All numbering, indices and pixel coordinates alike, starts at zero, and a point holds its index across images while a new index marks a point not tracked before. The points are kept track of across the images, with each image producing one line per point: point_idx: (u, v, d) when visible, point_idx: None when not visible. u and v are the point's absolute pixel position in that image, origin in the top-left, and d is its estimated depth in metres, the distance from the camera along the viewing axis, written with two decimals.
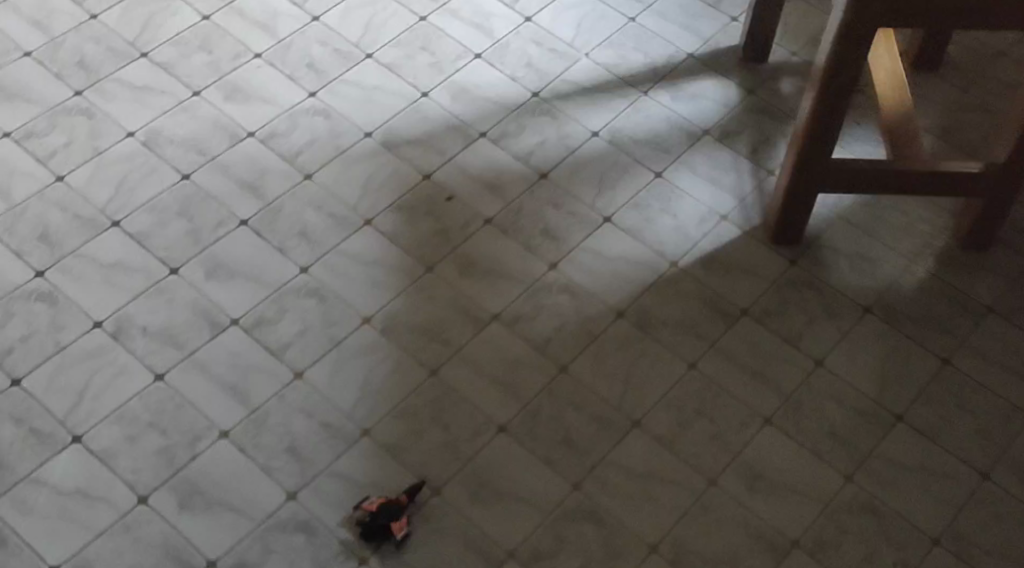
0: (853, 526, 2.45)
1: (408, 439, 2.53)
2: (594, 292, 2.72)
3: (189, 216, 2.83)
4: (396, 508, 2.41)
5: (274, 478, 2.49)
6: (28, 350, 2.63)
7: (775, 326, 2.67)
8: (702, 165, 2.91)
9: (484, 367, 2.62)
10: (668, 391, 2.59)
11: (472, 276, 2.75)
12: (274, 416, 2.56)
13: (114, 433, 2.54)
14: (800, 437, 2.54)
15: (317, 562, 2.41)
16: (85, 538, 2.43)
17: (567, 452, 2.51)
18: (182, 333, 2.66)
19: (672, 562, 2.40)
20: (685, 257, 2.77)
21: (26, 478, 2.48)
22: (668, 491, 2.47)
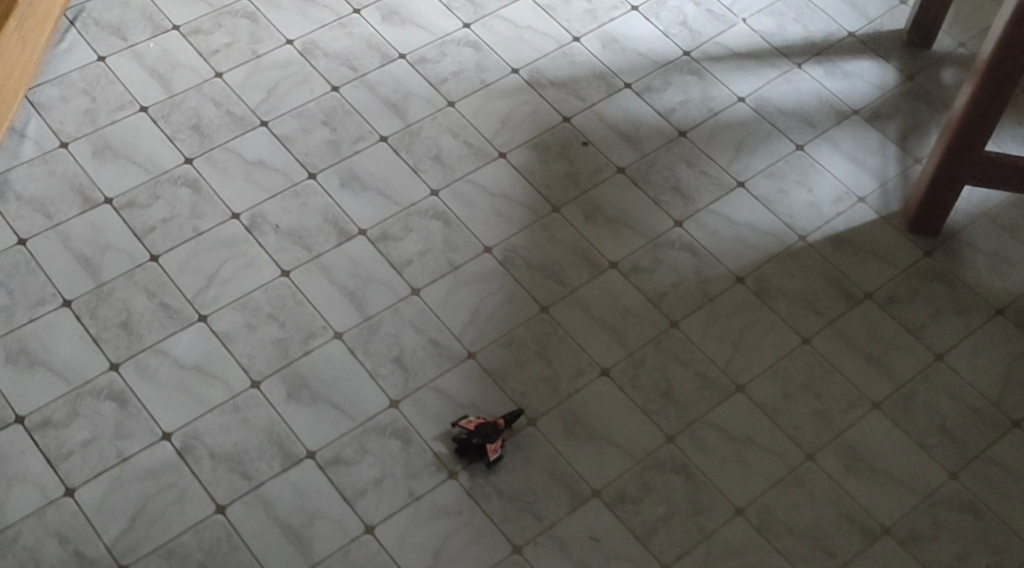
0: (950, 522, 2.37)
1: (511, 367, 2.55)
2: (716, 254, 2.71)
3: (332, 126, 2.88)
4: (491, 431, 2.39)
5: (378, 384, 2.52)
6: (168, 231, 2.71)
7: (898, 314, 2.61)
8: (846, 144, 2.87)
9: (596, 312, 2.62)
10: (777, 361, 2.54)
11: (596, 222, 2.76)
12: (386, 326, 2.60)
13: (235, 319, 2.60)
14: (908, 426, 2.46)
15: (409, 469, 2.40)
16: (198, 412, 2.45)
17: (666, 404, 2.49)
18: (311, 235, 2.73)
19: (756, 528, 2.35)
20: (815, 232, 2.73)
21: (150, 347, 2.54)
22: (764, 458, 2.42)
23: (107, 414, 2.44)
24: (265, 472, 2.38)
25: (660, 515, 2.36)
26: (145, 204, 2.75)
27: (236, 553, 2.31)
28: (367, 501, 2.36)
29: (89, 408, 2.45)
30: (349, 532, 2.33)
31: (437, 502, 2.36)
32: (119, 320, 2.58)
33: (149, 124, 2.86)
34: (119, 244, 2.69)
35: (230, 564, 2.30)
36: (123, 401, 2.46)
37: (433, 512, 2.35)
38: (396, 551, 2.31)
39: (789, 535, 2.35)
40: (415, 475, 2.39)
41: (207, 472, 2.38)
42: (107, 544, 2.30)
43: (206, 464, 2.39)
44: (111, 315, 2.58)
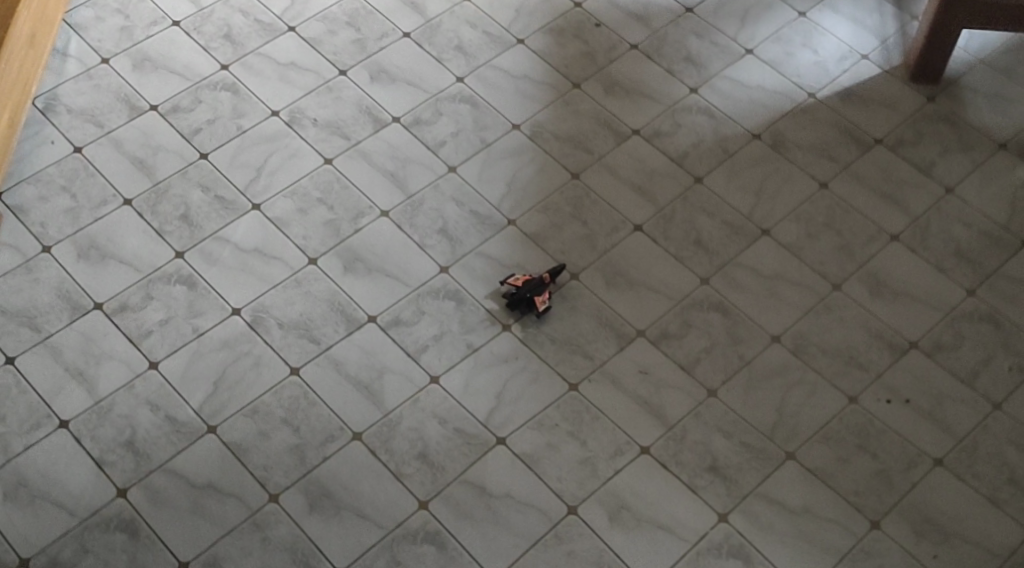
0: (972, 332, 2.54)
1: (550, 230, 2.72)
2: (732, 115, 2.87)
3: (356, 26, 3.03)
4: (538, 284, 2.55)
5: (427, 254, 2.68)
6: (214, 131, 2.87)
7: (908, 155, 2.78)
8: (846, 7, 3.04)
9: (625, 175, 2.79)
10: (798, 205, 2.72)
11: (616, 94, 2.92)
12: (429, 202, 2.76)
13: (287, 205, 2.76)
14: (925, 252, 2.64)
15: (466, 325, 2.57)
16: (262, 289, 2.63)
17: (698, 252, 2.66)
18: (349, 125, 2.88)
19: (793, 352, 2.51)
20: (824, 89, 2.90)
21: (211, 235, 2.70)
22: (794, 290, 2.59)
23: (179, 296, 2.61)
24: (333, 336, 2.56)
25: (702, 347, 2.52)
26: (188, 108, 2.90)
27: (314, 408, 2.47)
28: (430, 355, 2.53)
29: (162, 291, 2.62)
30: (417, 383, 2.49)
31: (496, 351, 2.53)
32: (179, 214, 2.74)
33: (182, 36, 3.01)
34: (169, 145, 2.84)
35: (310, 419, 2.45)
36: (192, 284, 2.63)
37: (492, 360, 2.52)
38: (461, 396, 2.47)
39: (824, 355, 2.51)
40: (472, 330, 2.56)
41: (278, 339, 2.55)
42: (194, 408, 2.47)
43: (276, 333, 2.56)
44: (170, 209, 2.74)
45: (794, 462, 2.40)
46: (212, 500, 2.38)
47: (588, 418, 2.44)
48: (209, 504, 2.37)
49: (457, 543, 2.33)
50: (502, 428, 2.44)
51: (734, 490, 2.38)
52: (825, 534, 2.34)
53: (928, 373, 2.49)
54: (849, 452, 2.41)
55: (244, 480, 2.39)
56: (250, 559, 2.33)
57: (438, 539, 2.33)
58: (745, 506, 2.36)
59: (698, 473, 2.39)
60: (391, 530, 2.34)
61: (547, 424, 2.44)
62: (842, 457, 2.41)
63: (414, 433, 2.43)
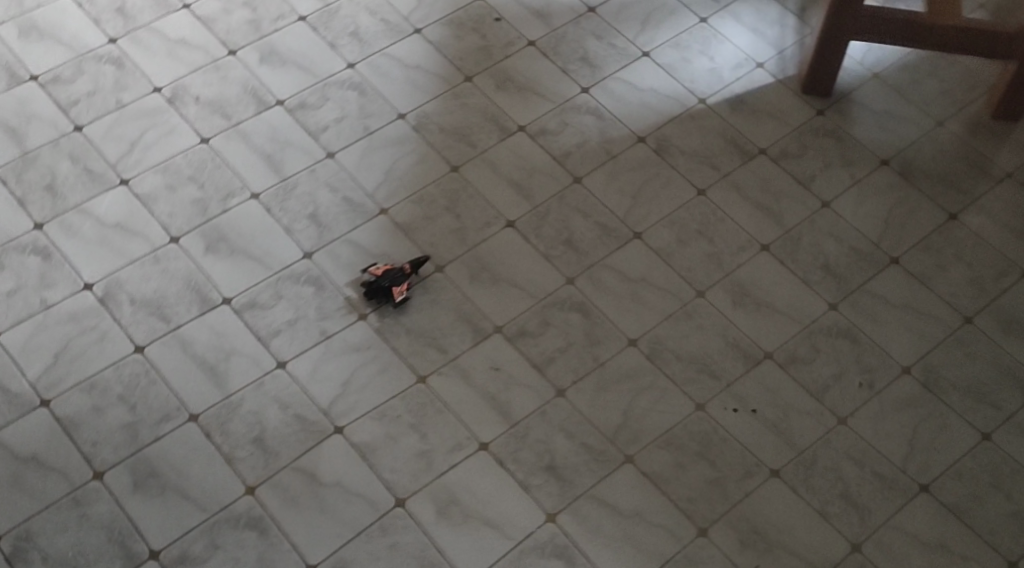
0: (829, 347, 2.51)
1: (420, 221, 2.67)
2: (620, 117, 2.83)
3: (253, 7, 2.98)
4: (398, 274, 2.51)
5: (293, 238, 2.64)
6: (92, 104, 2.83)
7: (790, 167, 2.75)
8: (748, 16, 3.00)
9: (504, 170, 2.75)
10: (674, 210, 2.68)
11: (507, 89, 2.88)
12: (302, 186, 2.72)
13: (156, 181, 2.72)
14: (794, 264, 2.60)
15: (322, 311, 2.54)
16: (119, 264, 2.60)
17: (567, 251, 2.62)
18: (231, 105, 2.84)
19: (647, 357, 2.47)
20: (715, 96, 2.87)
21: (74, 208, 2.67)
22: (657, 295, 2.55)
23: (32, 267, 2.59)
24: (184, 316, 2.53)
25: (558, 347, 2.48)
26: (69, 79, 2.86)
27: (154, 386, 2.44)
28: (281, 340, 2.50)
29: (15, 261, 2.60)
30: (264, 367, 2.46)
31: (348, 339, 2.50)
32: (44, 184, 2.71)
33: (74, 7, 2.96)
34: (44, 114, 2.81)
35: (149, 396, 2.43)
36: (47, 255, 2.61)
37: (343, 348, 2.48)
38: (308, 383, 2.44)
39: (678, 361, 2.47)
40: (327, 316, 2.53)
41: (127, 316, 2.52)
42: (32, 380, 2.44)
43: (126, 309, 2.54)
44: (36, 179, 2.72)
45: (631, 466, 2.37)
46: (35, 473, 2.34)
47: (433, 411, 2.40)
48: (32, 476, 2.34)
49: (279, 530, 2.30)
50: (344, 416, 2.40)
51: (567, 491, 2.34)
52: (650, 539, 2.31)
53: (780, 385, 2.46)
54: (687, 459, 2.38)
55: (70, 454, 2.36)
56: (66, 534, 2.30)
57: (260, 525, 2.30)
58: (575, 508, 2.33)
59: (534, 471, 2.35)
60: (214, 514, 2.31)
61: (389, 416, 2.40)
62: (680, 464, 2.37)
63: (253, 418, 2.40)
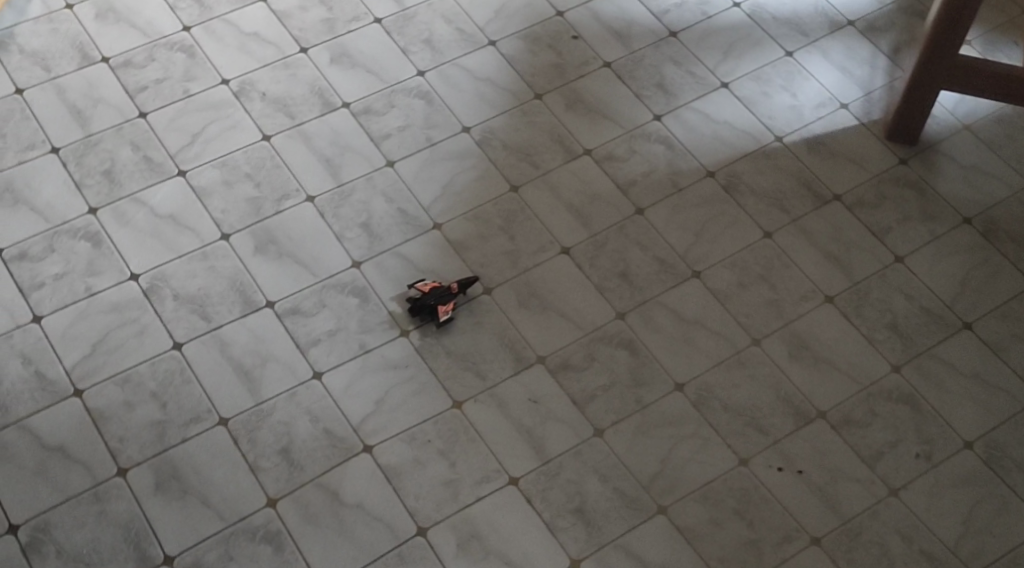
0: (887, 411, 2.41)
1: (474, 240, 2.60)
2: (692, 149, 2.74)
3: (329, 5, 2.92)
4: (445, 293, 2.46)
5: (344, 246, 2.58)
6: (158, 92, 2.79)
7: (865, 217, 2.64)
8: (837, 54, 2.89)
9: (566, 194, 2.67)
10: (737, 252, 2.59)
11: (577, 110, 2.80)
12: (358, 193, 2.66)
13: (213, 176, 2.68)
14: (858, 320, 2.51)
15: (364, 324, 2.48)
16: (166, 257, 2.55)
17: (622, 284, 2.54)
18: (296, 105, 2.79)
19: (693, 404, 2.40)
20: (793, 134, 2.77)
21: (129, 196, 2.63)
22: (710, 340, 2.48)
23: (80, 253, 2.55)
24: (225, 316, 2.48)
25: (600, 384, 2.42)
26: (140, 65, 2.82)
27: (187, 387, 2.38)
28: (320, 350, 2.44)
29: (64, 245, 2.56)
30: (299, 376, 2.41)
31: (387, 356, 2.44)
32: (102, 169, 2.67)
33: None
34: (110, 98, 2.77)
35: (181, 396, 2.37)
36: (97, 242, 2.57)
37: (381, 365, 2.43)
38: (341, 396, 2.38)
39: (724, 411, 2.40)
40: (369, 330, 2.47)
41: (169, 311, 2.48)
42: (67, 368, 2.40)
43: (168, 304, 2.49)
44: (95, 163, 2.68)
45: (664, 517, 2.30)
46: (59, 464, 2.30)
47: (464, 439, 2.34)
48: (55, 467, 2.30)
49: (295, 547, 2.25)
50: (373, 435, 2.34)
51: (594, 537, 2.28)
52: None
53: (830, 446, 2.37)
54: (724, 515, 2.30)
55: (96, 448, 2.32)
56: (83, 530, 2.25)
57: (277, 540, 2.25)
58: (600, 556, 2.26)
59: (562, 513, 2.29)
60: (232, 524, 2.26)
61: (420, 439, 2.34)
62: (716, 520, 2.30)
63: (282, 428, 2.34)
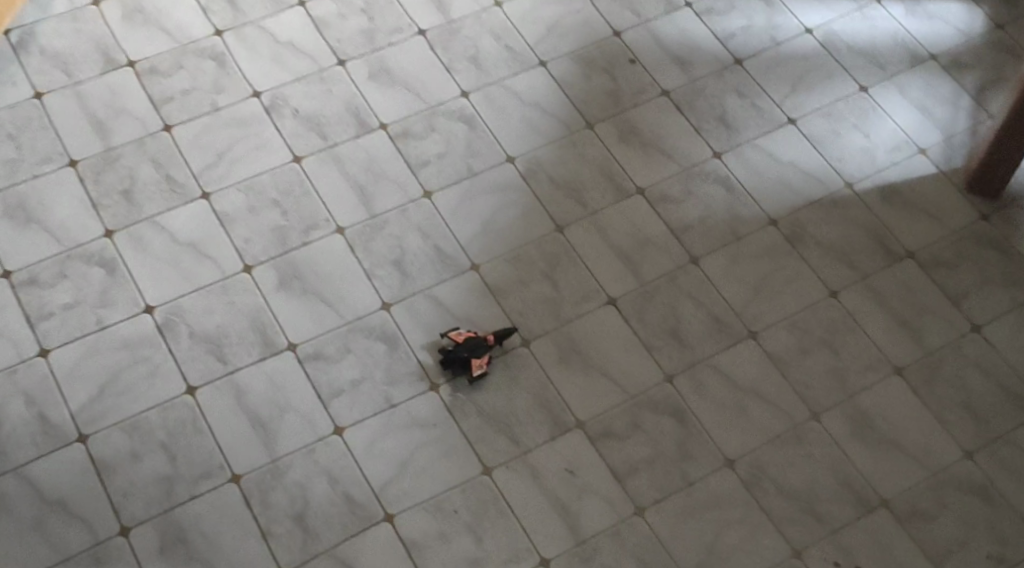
0: (958, 503, 2.25)
1: (514, 285, 2.41)
2: (754, 193, 2.54)
3: (371, 15, 2.68)
4: (479, 345, 2.28)
5: (373, 285, 2.39)
6: (185, 103, 2.56)
7: (940, 278, 2.45)
8: (916, 90, 2.66)
9: (614, 237, 2.47)
10: (799, 312, 2.40)
11: (630, 144, 2.59)
12: (391, 227, 2.46)
13: (238, 201, 2.47)
14: (929, 397, 2.33)
15: (390, 375, 2.30)
16: (184, 289, 2.37)
17: (671, 342, 2.36)
18: (330, 124, 2.57)
19: (745, 484, 2.24)
20: (865, 181, 2.56)
21: (148, 219, 2.44)
22: (765, 411, 2.30)
23: (93, 280, 2.37)
24: (243, 359, 2.30)
25: (644, 456, 2.25)
26: (167, 73, 2.59)
27: (198, 438, 2.23)
28: (342, 403, 2.27)
29: (77, 271, 2.38)
30: (318, 431, 2.24)
31: (414, 412, 2.26)
32: (121, 187, 2.47)
33: None
34: (134, 109, 2.55)
35: (191, 448, 2.22)
36: (111, 269, 2.39)
37: (407, 422, 2.25)
38: (363, 456, 2.22)
39: (779, 494, 2.23)
40: (395, 382, 2.29)
41: (184, 351, 2.31)
42: (72, 411, 2.25)
43: (183, 343, 2.32)
44: (114, 181, 2.48)
45: None
46: (59, 519, 2.16)
47: (493, 511, 2.19)
48: (54, 522, 2.16)
49: None
50: (395, 503, 2.19)
51: None
52: None
53: (893, 540, 2.22)
54: None
55: (98, 503, 2.18)
56: None
57: None
58: None
59: None
60: None
61: (445, 509, 2.18)
62: None
63: (297, 489, 2.19)
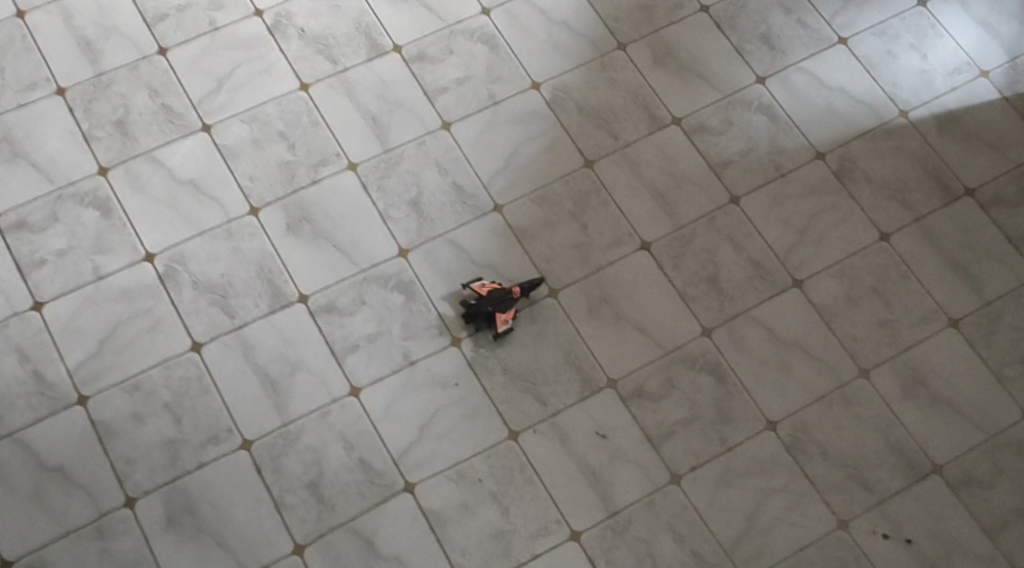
0: (1015, 470, 2.12)
1: (541, 228, 2.24)
2: (799, 123, 2.33)
3: None
4: (505, 298, 2.12)
5: (389, 228, 2.22)
6: (181, 22, 2.32)
7: (1000, 218, 2.27)
8: (979, 4, 2.42)
9: (649, 174, 2.28)
10: (846, 257, 2.23)
11: (665, 67, 2.36)
12: (407, 162, 2.27)
13: (242, 133, 2.27)
14: (985, 352, 2.18)
15: (408, 329, 2.15)
16: (185, 234, 2.19)
17: (710, 292, 2.20)
18: (339, 46, 2.34)
19: (787, 449, 2.11)
20: (921, 109, 2.35)
21: (144, 154, 2.24)
22: (810, 368, 2.16)
23: (87, 224, 2.19)
24: (250, 312, 2.14)
25: (680, 418, 2.12)
26: None
27: (204, 398, 2.08)
28: (357, 359, 2.12)
29: (69, 213, 2.19)
30: (333, 392, 2.09)
31: (433, 369, 2.12)
32: (114, 118, 2.26)
33: None
34: (125, 27, 2.32)
35: (197, 410, 2.08)
36: (107, 211, 2.20)
37: (428, 380, 2.11)
38: (380, 419, 2.08)
39: (823, 460, 2.11)
40: (414, 337, 2.14)
41: (187, 303, 2.14)
42: (68, 370, 2.09)
43: (186, 293, 2.15)
44: (106, 111, 2.26)
45: None
46: (58, 489, 2.03)
47: (520, 480, 2.07)
48: (54, 493, 2.03)
49: None
50: (415, 471, 2.06)
51: None
52: None
53: (944, 510, 2.10)
54: None
55: (100, 471, 2.04)
56: None
57: None
58: None
59: None
60: None
61: (469, 477, 2.06)
62: None
63: (312, 455, 2.06)
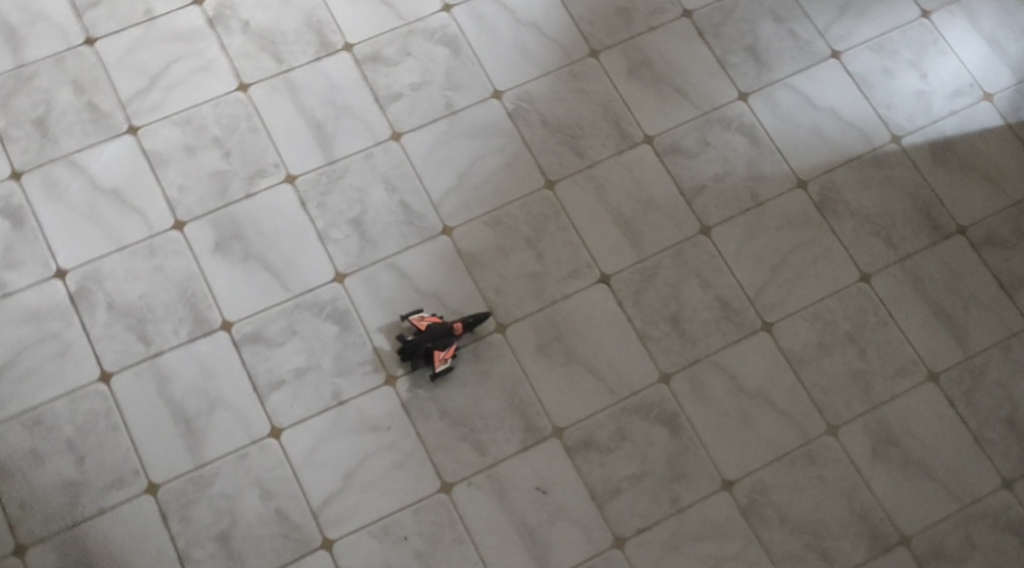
0: (988, 544, 1.95)
1: (492, 254, 2.04)
2: (783, 147, 2.11)
3: None
4: (445, 333, 1.94)
5: (326, 250, 2.03)
6: (114, 9, 2.12)
7: (994, 261, 2.07)
8: (988, 17, 2.19)
9: (614, 198, 2.07)
10: (822, 299, 2.04)
11: (641, 78, 2.13)
12: (352, 176, 2.06)
13: (172, 137, 2.07)
14: (966, 411, 2.00)
15: (341, 363, 1.98)
16: (104, 250, 2.02)
17: (671, 333, 2.01)
18: (285, 41, 2.12)
19: (743, 512, 1.95)
20: (916, 135, 2.13)
21: (64, 158, 2.05)
22: (774, 423, 1.98)
23: None
24: (169, 339, 1.98)
25: (629, 474, 1.95)
26: None
27: (111, 435, 1.94)
28: (282, 396, 1.96)
29: None
30: (252, 433, 1.95)
31: (363, 411, 1.96)
32: (34, 116, 2.07)
33: None
34: (51, 13, 2.11)
35: (103, 448, 1.94)
36: (19, 221, 2.02)
37: (357, 423, 1.96)
38: (303, 465, 1.94)
39: (782, 527, 1.94)
40: (346, 372, 1.98)
41: (100, 328, 1.98)
42: None
43: (100, 317, 1.99)
44: (25, 107, 2.07)
45: None
46: None
47: (449, 539, 1.92)
48: None
49: None
50: (335, 526, 1.92)
51: None
52: None
53: None
54: None
55: None
56: None
57: None
58: None
59: None
60: None
61: (393, 535, 1.92)
62: None
63: (223, 504, 1.92)
